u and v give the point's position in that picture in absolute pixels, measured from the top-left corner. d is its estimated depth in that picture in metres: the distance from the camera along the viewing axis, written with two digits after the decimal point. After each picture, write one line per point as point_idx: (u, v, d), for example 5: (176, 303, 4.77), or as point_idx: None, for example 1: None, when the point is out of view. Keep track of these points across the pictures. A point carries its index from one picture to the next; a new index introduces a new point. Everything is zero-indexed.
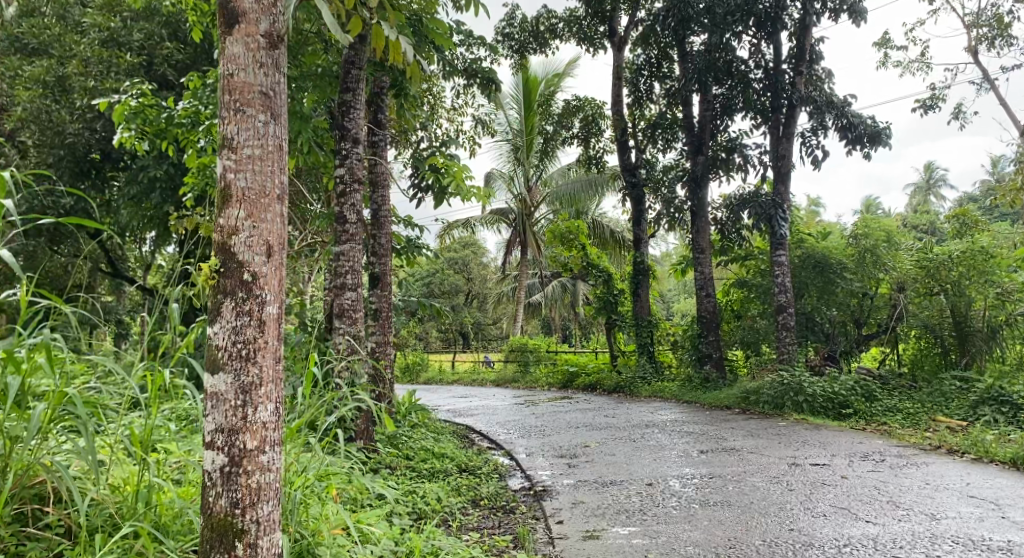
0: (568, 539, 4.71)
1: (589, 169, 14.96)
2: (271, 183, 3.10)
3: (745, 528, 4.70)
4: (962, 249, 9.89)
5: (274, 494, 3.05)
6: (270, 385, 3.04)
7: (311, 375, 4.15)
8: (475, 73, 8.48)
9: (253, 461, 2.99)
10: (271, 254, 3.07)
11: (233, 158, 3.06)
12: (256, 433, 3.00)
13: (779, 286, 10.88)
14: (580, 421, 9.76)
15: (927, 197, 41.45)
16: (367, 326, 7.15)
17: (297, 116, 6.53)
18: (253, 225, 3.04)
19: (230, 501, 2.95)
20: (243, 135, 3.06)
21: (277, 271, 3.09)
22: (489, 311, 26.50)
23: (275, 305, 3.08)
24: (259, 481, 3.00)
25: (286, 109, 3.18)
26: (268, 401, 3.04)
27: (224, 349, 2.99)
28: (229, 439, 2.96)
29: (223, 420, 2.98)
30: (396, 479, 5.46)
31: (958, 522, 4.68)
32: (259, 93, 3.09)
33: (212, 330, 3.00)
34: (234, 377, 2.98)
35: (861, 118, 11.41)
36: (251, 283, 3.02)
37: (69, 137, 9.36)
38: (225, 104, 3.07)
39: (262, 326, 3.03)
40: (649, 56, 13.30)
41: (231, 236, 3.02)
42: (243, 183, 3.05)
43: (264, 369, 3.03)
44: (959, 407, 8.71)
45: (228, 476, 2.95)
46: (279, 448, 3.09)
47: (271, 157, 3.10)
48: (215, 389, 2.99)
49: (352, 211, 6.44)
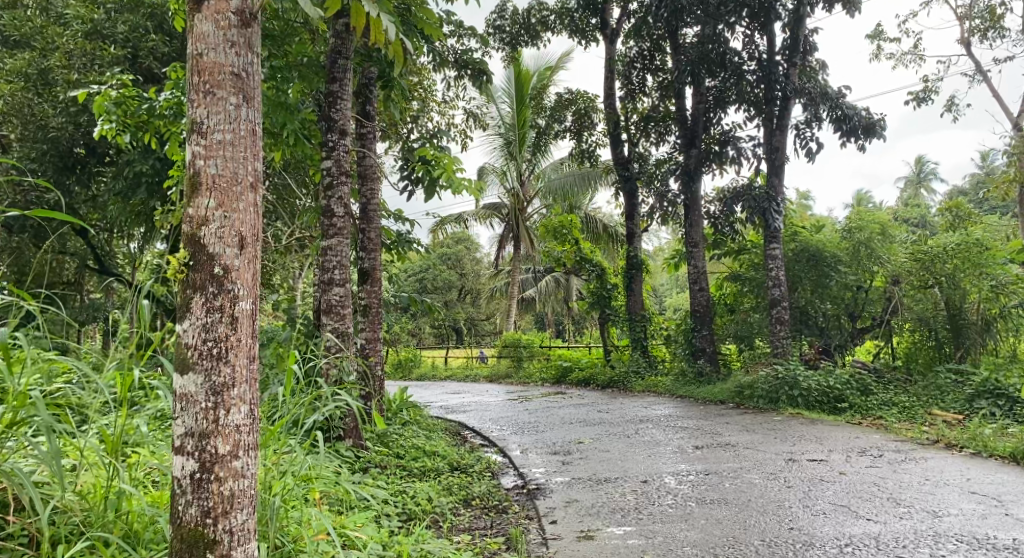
0: (562, 539, 4.58)
1: (582, 163, 14.82)
2: (244, 169, 2.95)
3: (743, 527, 4.58)
4: (957, 242, 9.80)
5: (249, 502, 2.91)
6: (244, 386, 2.90)
7: (291, 372, 3.93)
8: (466, 64, 8.29)
9: (225, 467, 2.85)
10: (243, 246, 2.92)
11: (202, 144, 2.91)
12: (228, 437, 2.86)
13: (774, 279, 10.75)
14: (573, 417, 9.61)
15: (917, 191, 41.54)
16: (356, 322, 7.00)
17: (284, 107, 6.36)
18: (224, 215, 2.89)
19: (201, 510, 2.81)
20: (213, 119, 2.92)
21: (250, 264, 2.95)
22: (482, 307, 26.38)
23: (248, 301, 2.94)
24: (232, 489, 2.86)
25: (259, 91, 3.04)
26: (241, 403, 2.90)
27: (194, 348, 2.85)
28: (200, 444, 2.83)
29: (193, 423, 2.83)
30: (386, 479, 5.32)
31: (960, 519, 4.58)
32: (230, 74, 2.94)
33: (181, 328, 2.86)
34: (204, 377, 2.84)
35: (856, 110, 11.33)
36: (222, 277, 2.87)
37: (52, 131, 9.09)
38: (194, 86, 2.92)
39: (234, 323, 2.89)
40: (641, 48, 13.13)
41: (201, 227, 2.87)
42: (213, 169, 2.90)
43: (237, 369, 2.89)
44: (955, 400, 8.61)
45: (198, 483, 2.81)
46: (254, 453, 2.94)
47: (243, 142, 2.96)
48: (184, 391, 2.85)
49: (340, 205, 6.28)
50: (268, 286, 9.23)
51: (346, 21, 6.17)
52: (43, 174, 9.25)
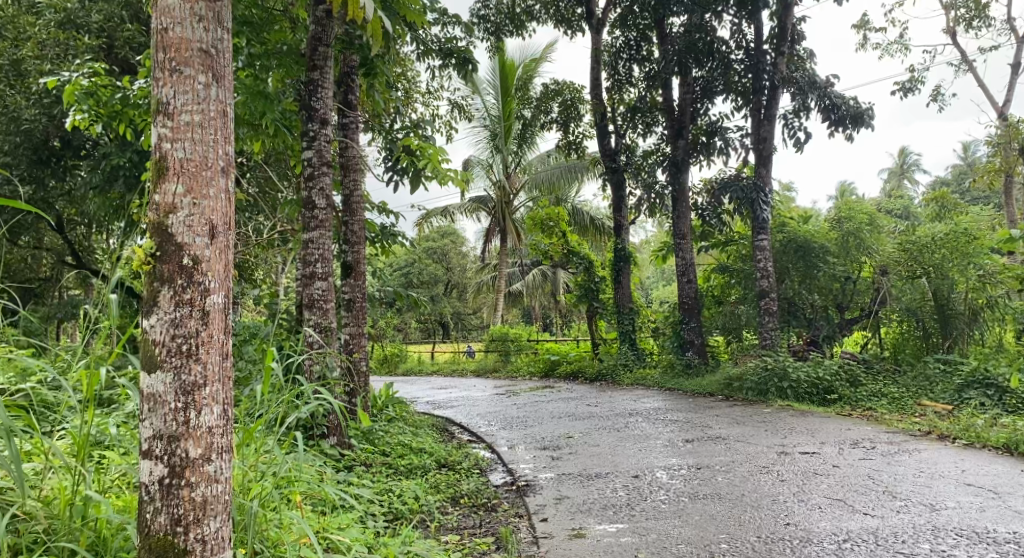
0: (553, 538, 4.46)
1: (568, 154, 14.71)
2: (214, 154, 2.80)
3: (738, 523, 4.49)
4: (945, 232, 9.84)
5: (222, 509, 2.77)
6: (216, 385, 2.76)
7: (269, 370, 3.75)
8: (450, 53, 8.07)
9: (197, 472, 2.70)
10: (214, 236, 2.78)
11: (169, 126, 2.75)
12: (200, 440, 2.71)
13: (761, 271, 10.65)
14: (561, 411, 9.50)
15: (899, 183, 41.92)
16: (339, 317, 6.83)
17: (262, 95, 6.17)
18: (193, 202, 2.75)
19: (170, 518, 2.67)
20: (180, 99, 2.76)
21: (221, 255, 2.80)
22: (468, 301, 26.18)
23: (220, 295, 2.79)
24: (204, 494, 2.71)
25: (229, 69, 2.88)
26: (214, 403, 2.75)
27: (162, 345, 2.70)
28: (168, 447, 2.68)
29: (162, 425, 2.69)
30: (371, 477, 5.19)
31: (959, 513, 4.51)
32: (198, 51, 2.78)
33: (147, 324, 2.71)
34: (173, 376, 2.70)
35: (844, 99, 11.27)
36: (191, 269, 2.73)
37: (25, 123, 8.82)
38: (160, 63, 2.76)
39: (205, 317, 2.74)
40: (628, 38, 12.95)
41: (168, 215, 2.73)
42: (181, 153, 2.75)
43: (209, 366, 2.75)
44: (944, 391, 8.59)
45: (167, 490, 2.67)
46: (228, 456, 2.80)
47: (213, 124, 2.80)
48: (152, 391, 2.70)
49: (321, 197, 6.11)
50: (250, 281, 9.02)
51: (326, 6, 5.96)
52: (16, 168, 8.96)
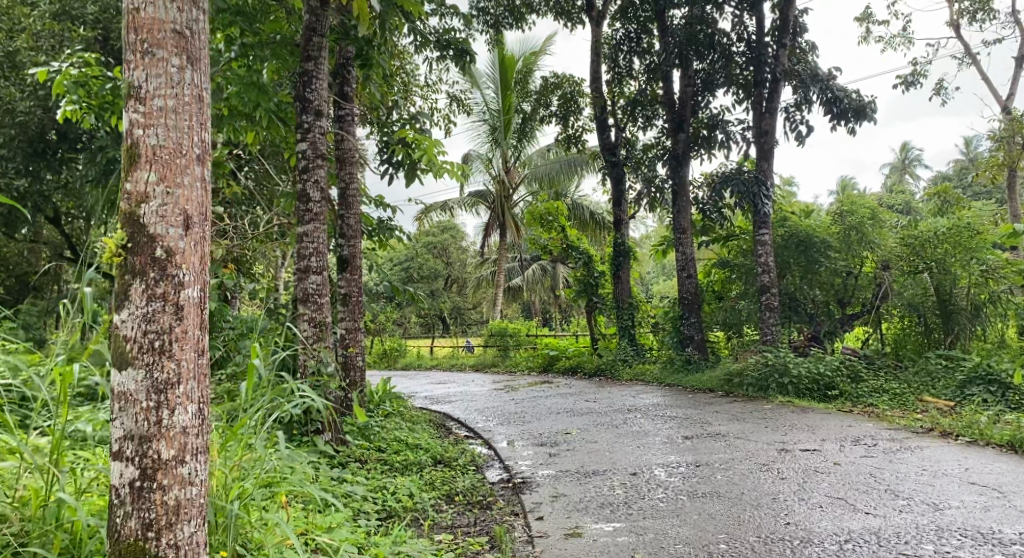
0: (549, 537, 4.37)
1: (568, 148, 14.60)
2: (188, 141, 2.71)
3: (738, 523, 4.40)
4: (947, 226, 9.79)
5: (196, 513, 2.68)
6: (191, 383, 2.68)
7: (254, 369, 3.66)
8: (447, 44, 7.93)
9: (170, 474, 2.62)
10: (188, 227, 2.69)
11: (141, 111, 2.66)
12: (173, 441, 2.63)
13: (762, 265, 10.54)
14: (560, 407, 9.42)
15: (901, 177, 41.78)
16: (335, 312, 6.73)
17: (257, 86, 6.13)
18: (166, 191, 2.66)
19: (142, 523, 2.59)
20: (152, 83, 2.67)
21: (197, 247, 2.72)
22: (468, 296, 26.07)
23: (196, 288, 2.71)
24: (178, 498, 2.63)
25: (205, 52, 2.79)
26: (188, 402, 2.67)
27: (133, 340, 2.62)
28: (139, 448, 2.60)
29: (133, 426, 2.60)
30: (366, 475, 5.13)
31: (963, 512, 4.42)
32: (172, 32, 2.69)
33: (119, 319, 2.62)
34: (145, 373, 2.61)
35: (846, 92, 11.14)
36: (165, 261, 2.65)
37: (20, 115, 8.72)
38: (131, 44, 2.67)
39: (179, 312, 2.65)
40: (628, 30, 12.75)
41: (140, 205, 2.64)
42: (153, 139, 2.66)
43: (184, 363, 2.66)
44: (946, 387, 8.49)
45: (138, 493, 2.59)
46: (203, 457, 2.72)
47: (187, 109, 2.71)
48: (122, 389, 2.62)
49: (316, 189, 5.99)
50: (247, 275, 8.95)
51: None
52: (12, 161, 8.88)
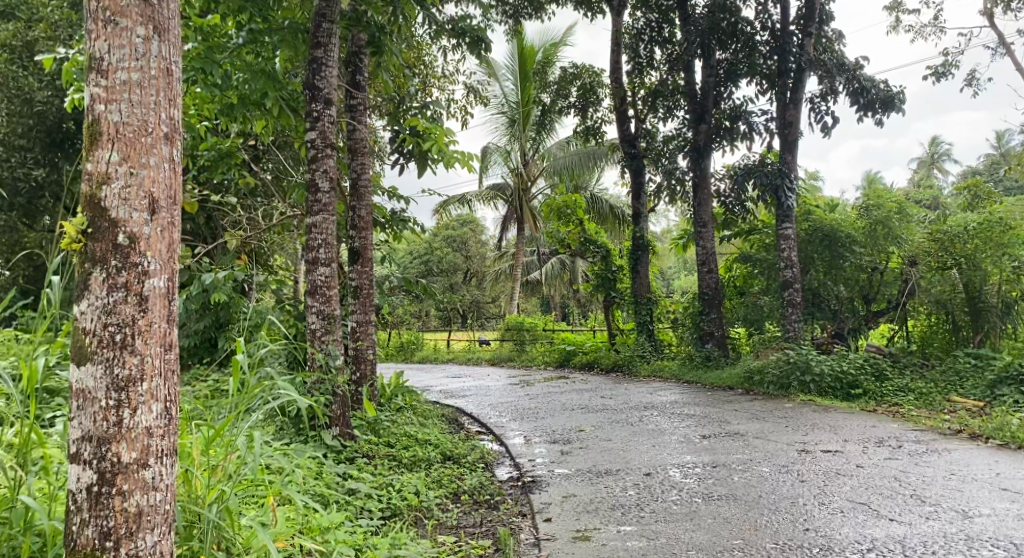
0: (556, 541, 4.20)
1: (587, 140, 14.37)
2: (154, 118, 2.60)
3: (752, 528, 4.21)
4: (978, 221, 9.42)
5: (160, 521, 2.59)
6: (155, 380, 2.58)
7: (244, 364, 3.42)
8: (463, 33, 7.64)
9: (132, 479, 2.53)
10: (154, 211, 2.59)
11: (103, 86, 2.55)
12: (135, 443, 2.54)
13: (785, 260, 10.28)
14: (574, 403, 9.26)
15: (928, 173, 41.04)
16: (346, 305, 6.58)
17: (266, 75, 5.93)
18: (129, 171, 2.56)
19: (99, 532, 2.49)
20: (115, 54, 2.56)
21: (164, 234, 2.62)
22: (487, 289, 25.92)
23: (162, 278, 2.61)
24: (139, 505, 2.53)
25: (174, 22, 2.68)
26: (153, 401, 2.57)
27: (93, 334, 2.52)
28: (98, 451, 2.50)
29: (91, 426, 2.51)
30: (371, 471, 5.01)
31: (994, 521, 4.19)
32: (136, 1, 2.58)
33: (78, 310, 2.52)
34: (104, 370, 2.51)
35: (874, 82, 10.84)
36: (128, 248, 2.54)
37: (39, 105, 8.66)
38: (93, 13, 2.56)
39: (143, 304, 2.56)
40: (649, 19, 12.51)
41: (102, 187, 2.54)
42: (116, 116, 2.55)
43: (148, 359, 2.57)
44: (975, 387, 8.19)
45: (96, 499, 2.49)
46: (168, 461, 2.63)
47: (153, 85, 2.60)
48: (81, 386, 2.52)
49: (325, 179, 5.82)
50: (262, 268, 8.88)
51: None
52: (31, 151, 8.86)
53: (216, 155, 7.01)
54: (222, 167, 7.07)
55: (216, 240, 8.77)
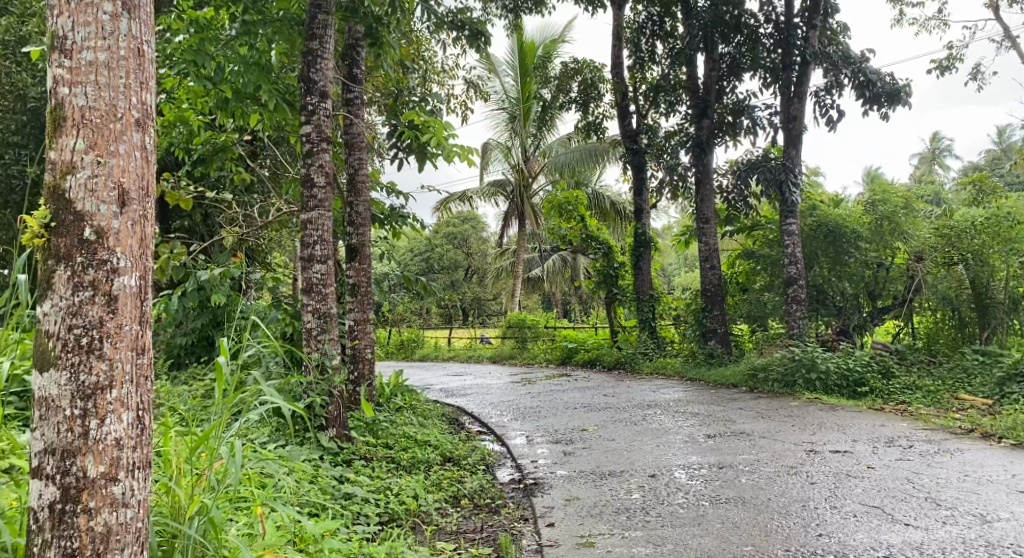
0: (559, 547, 4.06)
1: (589, 136, 14.21)
2: (125, 101, 2.46)
3: (763, 533, 4.06)
4: (983, 216, 9.27)
5: (131, 539, 2.45)
6: (126, 388, 2.44)
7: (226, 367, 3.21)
8: (462, 25, 7.43)
9: (100, 494, 2.38)
10: (124, 203, 2.45)
11: (67, 67, 2.41)
12: (103, 455, 2.39)
13: (790, 257, 10.12)
14: (576, 401, 9.13)
15: (932, 168, 40.87)
16: (342, 303, 6.41)
17: (259, 67, 5.77)
18: (96, 161, 2.41)
19: (63, 551, 2.34)
20: (80, 34, 2.42)
21: (134, 228, 2.48)
22: (488, 287, 25.74)
23: (132, 277, 2.46)
24: (107, 522, 2.39)
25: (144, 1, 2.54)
26: (124, 409, 2.43)
27: (56, 337, 2.38)
28: (62, 464, 2.36)
29: (55, 438, 2.36)
30: (368, 474, 4.86)
31: (1013, 526, 4.04)
32: None
33: (41, 311, 2.38)
34: (70, 375, 2.37)
35: (879, 75, 10.64)
36: (95, 244, 2.40)
37: (32, 101, 8.53)
38: None
39: (112, 304, 2.41)
40: (651, 13, 12.37)
41: (66, 176, 2.39)
42: (81, 100, 2.41)
43: (117, 365, 2.42)
44: (983, 385, 8.05)
45: (60, 517, 2.35)
46: (140, 474, 2.49)
47: (121, 66, 2.45)
48: (44, 395, 2.37)
49: (321, 174, 5.64)
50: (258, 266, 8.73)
51: None
52: (25, 147, 8.71)
53: (211, 150, 6.86)
54: (217, 161, 6.91)
55: (213, 237, 8.62)
